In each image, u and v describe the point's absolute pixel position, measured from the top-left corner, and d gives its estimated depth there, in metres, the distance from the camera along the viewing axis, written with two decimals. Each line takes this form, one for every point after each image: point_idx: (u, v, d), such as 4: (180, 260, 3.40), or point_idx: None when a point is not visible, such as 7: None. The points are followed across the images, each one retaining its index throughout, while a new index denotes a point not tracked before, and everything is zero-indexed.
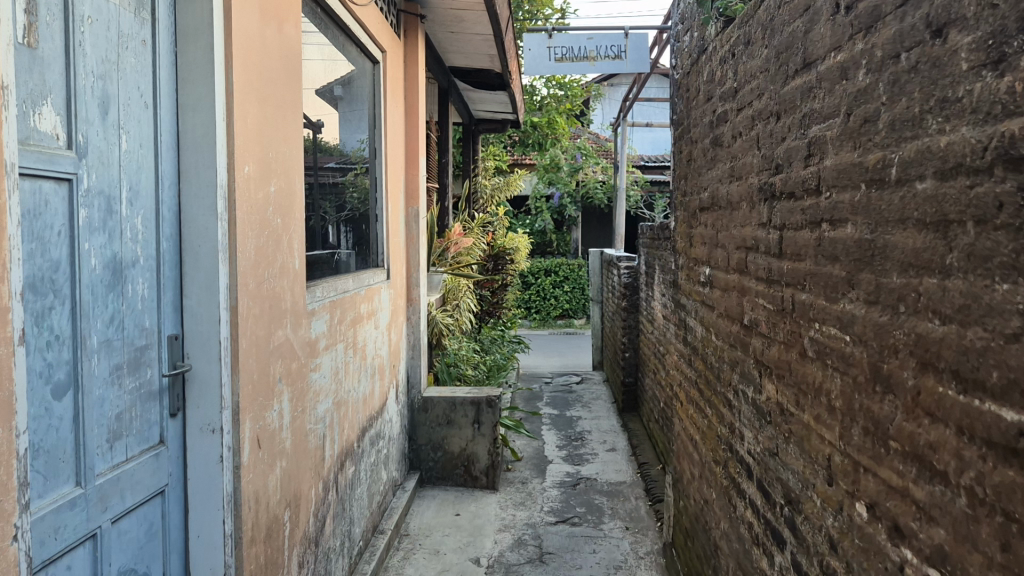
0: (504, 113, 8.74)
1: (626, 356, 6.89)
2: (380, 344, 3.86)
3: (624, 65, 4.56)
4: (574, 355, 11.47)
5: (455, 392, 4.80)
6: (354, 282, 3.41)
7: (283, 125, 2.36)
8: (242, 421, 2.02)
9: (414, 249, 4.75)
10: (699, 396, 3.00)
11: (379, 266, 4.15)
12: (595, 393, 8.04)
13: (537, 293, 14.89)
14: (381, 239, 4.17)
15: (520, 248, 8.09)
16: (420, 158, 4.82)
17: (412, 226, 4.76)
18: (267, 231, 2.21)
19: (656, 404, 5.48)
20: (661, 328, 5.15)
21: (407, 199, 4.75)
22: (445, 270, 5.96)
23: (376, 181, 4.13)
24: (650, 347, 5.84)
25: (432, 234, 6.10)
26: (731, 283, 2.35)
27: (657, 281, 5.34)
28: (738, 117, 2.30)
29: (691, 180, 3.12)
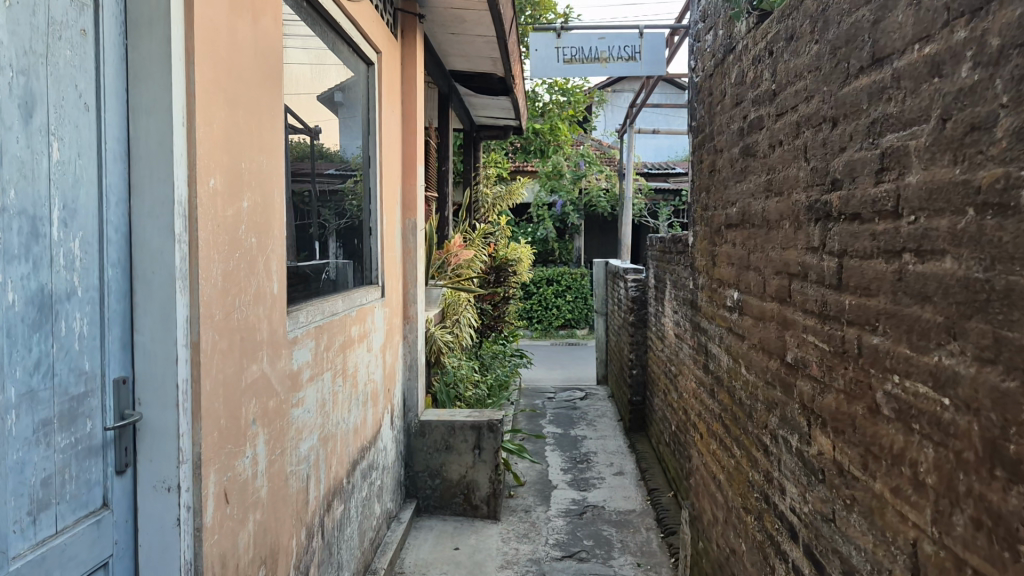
0: (506, 119, 8.47)
1: (634, 374, 6.60)
2: (373, 368, 3.58)
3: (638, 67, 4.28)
4: (578, 368, 11.19)
5: (454, 416, 4.52)
6: (345, 302, 3.13)
7: (258, 131, 2.08)
8: (205, 475, 1.74)
9: (410, 263, 4.47)
10: (722, 432, 2.71)
11: (374, 283, 3.86)
12: (600, 410, 7.75)
13: (538, 303, 14.62)
14: (376, 253, 3.88)
15: (522, 258, 7.81)
16: (418, 165, 4.54)
17: (409, 238, 4.49)
18: (238, 253, 1.93)
19: (667, 428, 5.19)
20: (674, 347, 4.86)
21: (404, 210, 4.47)
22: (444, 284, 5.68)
23: (371, 191, 3.85)
24: (660, 366, 5.56)
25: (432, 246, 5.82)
26: (767, 313, 2.07)
27: (669, 297, 5.05)
28: (778, 123, 2.02)
29: (714, 193, 2.84)
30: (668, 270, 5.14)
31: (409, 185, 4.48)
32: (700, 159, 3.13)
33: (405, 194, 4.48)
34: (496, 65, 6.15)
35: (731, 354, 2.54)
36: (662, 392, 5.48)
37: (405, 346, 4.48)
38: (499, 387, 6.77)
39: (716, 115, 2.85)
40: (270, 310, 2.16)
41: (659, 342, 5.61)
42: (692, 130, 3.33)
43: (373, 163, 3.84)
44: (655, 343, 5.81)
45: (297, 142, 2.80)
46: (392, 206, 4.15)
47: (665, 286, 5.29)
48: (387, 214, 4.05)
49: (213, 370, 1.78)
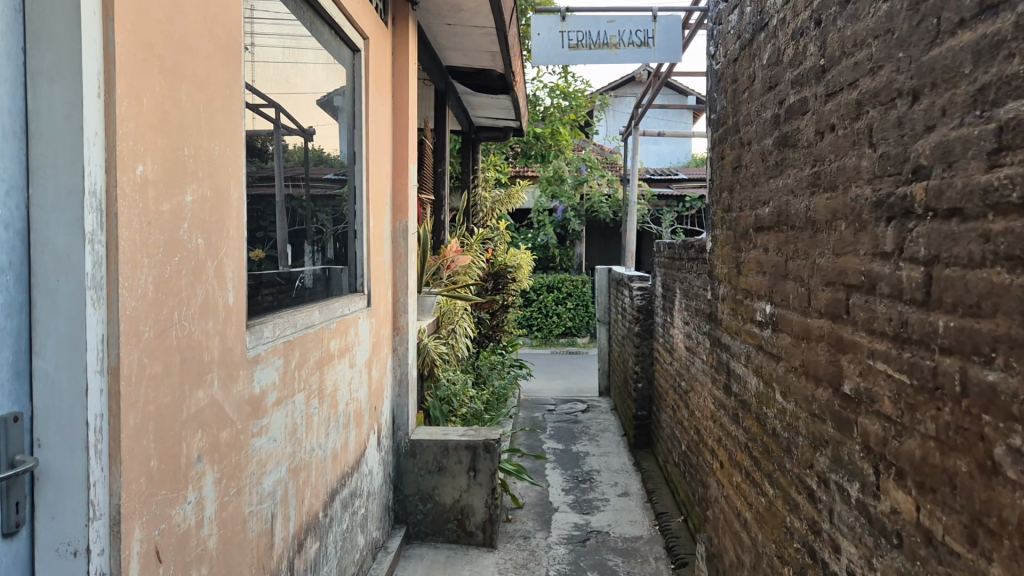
0: (506, 120, 8.16)
1: (640, 388, 6.27)
2: (356, 385, 3.24)
3: (650, 53, 3.96)
4: (579, 379, 10.86)
5: (447, 435, 4.21)
6: (323, 313, 2.80)
7: (209, 110, 1.75)
8: (128, 531, 1.40)
9: (401, 269, 4.15)
10: (749, 465, 2.38)
11: (359, 291, 3.52)
12: (603, 424, 7.42)
13: (538, 310, 14.30)
14: (362, 259, 3.55)
15: (522, 265, 7.48)
16: (409, 163, 4.21)
17: (399, 243, 4.15)
18: (178, 256, 1.60)
19: (677, 447, 4.85)
20: (685, 361, 4.53)
21: (395, 212, 4.13)
22: (438, 291, 5.35)
23: (356, 190, 3.51)
24: (669, 380, 5.22)
25: (426, 252, 5.50)
26: (814, 332, 1.74)
27: (680, 307, 4.71)
28: (830, 104, 1.69)
29: (740, 192, 2.52)
30: (678, 278, 4.81)
31: (400, 185, 4.14)
32: (722, 156, 2.81)
33: (395, 195, 4.14)
34: (496, 61, 5.83)
35: (762, 378, 2.21)
36: (671, 408, 5.14)
37: (394, 360, 4.15)
38: (498, 400, 6.44)
39: (741, 103, 2.53)
40: (222, 324, 1.82)
41: (668, 355, 5.28)
42: (712, 122, 3.01)
43: (359, 160, 3.51)
44: (664, 355, 5.48)
45: (292, 148, 2.75)
46: (380, 208, 3.81)
47: (674, 296, 4.97)
48: (375, 216, 3.71)
49: (141, 401, 1.44)
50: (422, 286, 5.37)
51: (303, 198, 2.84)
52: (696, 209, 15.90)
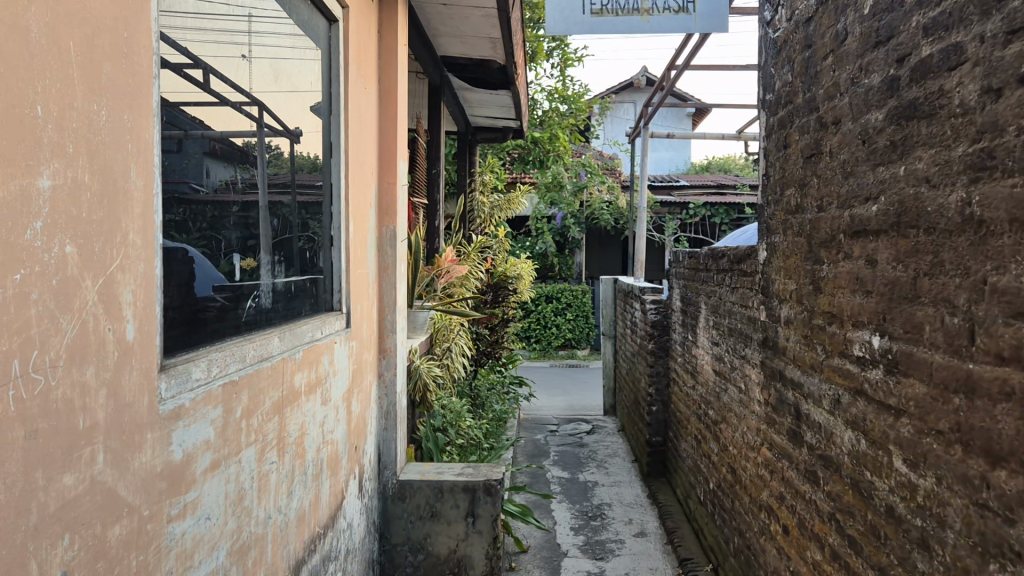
0: (506, 119, 7.65)
1: (654, 411, 5.72)
2: (331, 425, 2.67)
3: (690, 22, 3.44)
4: (581, 395, 10.30)
5: (442, 474, 3.65)
6: (286, 339, 2.23)
7: (90, 54, 1.18)
8: None
9: (388, 283, 3.57)
10: (839, 545, 1.82)
11: (338, 310, 2.94)
12: (611, 449, 6.86)
13: (537, 321, 13.72)
14: (341, 271, 2.96)
15: (523, 276, 6.92)
16: (398, 160, 3.63)
17: (385, 251, 3.57)
18: (25, 267, 1.03)
19: (703, 483, 4.29)
20: (716, 387, 3.97)
21: (381, 216, 3.56)
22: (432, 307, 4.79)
23: (334, 188, 2.93)
24: (693, 407, 4.67)
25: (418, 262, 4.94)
26: (988, 385, 1.18)
27: (709, 324, 4.16)
28: (1017, 44, 1.12)
29: (820, 188, 1.97)
30: (705, 291, 4.25)
31: (387, 185, 3.57)
32: (788, 145, 2.25)
33: (380, 197, 3.56)
34: (496, 49, 5.27)
35: (865, 434, 1.65)
36: (695, 438, 4.59)
37: (380, 388, 3.57)
38: (498, 425, 5.87)
39: (821, 74, 1.97)
40: (112, 372, 1.25)
41: (691, 378, 4.73)
42: (769, 103, 2.45)
43: (339, 152, 2.93)
44: (685, 379, 4.93)
45: (274, 150, 2.33)
46: (362, 211, 3.23)
47: (700, 311, 4.42)
48: (356, 220, 3.13)
49: None
50: (413, 300, 4.81)
51: (288, 205, 2.43)
52: (700, 217, 15.35)
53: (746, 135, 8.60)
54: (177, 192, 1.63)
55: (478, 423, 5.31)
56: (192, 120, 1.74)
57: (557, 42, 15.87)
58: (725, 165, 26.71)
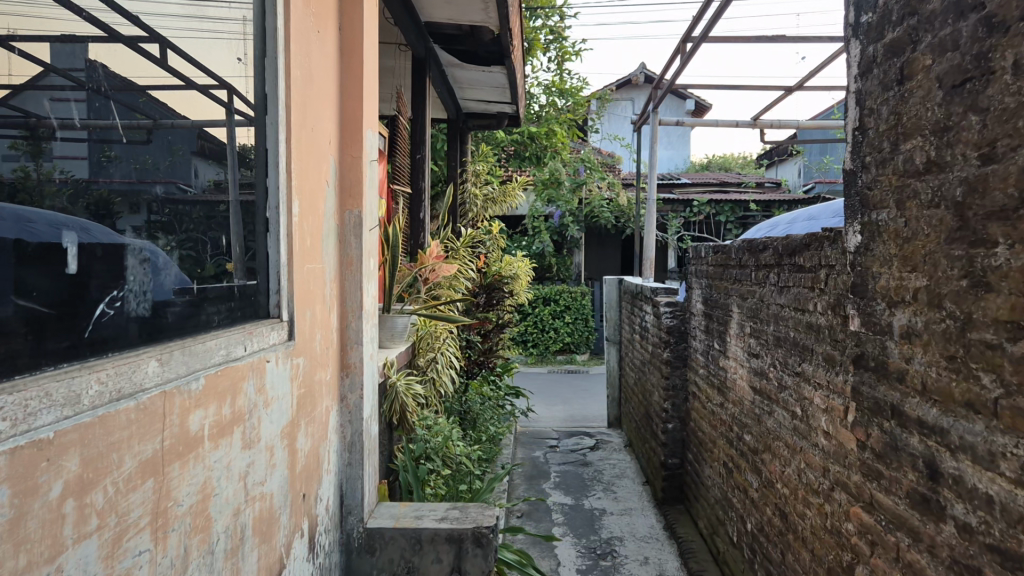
0: (500, 102, 6.99)
1: (669, 429, 5.03)
2: (261, 474, 1.96)
3: None
4: (581, 404, 9.61)
5: (420, 520, 2.96)
6: (176, 361, 1.52)
7: None
8: None
9: (352, 281, 2.87)
10: None
11: (278, 317, 2.22)
12: (619, 470, 6.18)
13: (534, 325, 13.00)
14: (283, 266, 2.24)
15: (520, 275, 6.20)
16: (364, 129, 2.93)
17: (346, 242, 2.87)
18: None
19: (736, 522, 3.61)
20: (756, 408, 3.27)
21: (342, 199, 2.85)
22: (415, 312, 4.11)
23: (272, 155, 2.20)
24: (721, 430, 3.98)
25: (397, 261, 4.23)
26: None
27: (746, 331, 3.46)
28: None
29: (985, 131, 1.27)
30: (740, 291, 3.56)
31: (350, 161, 2.87)
32: (907, 77, 1.56)
33: (342, 175, 2.86)
34: (488, 13, 4.57)
35: None
36: (724, 465, 3.90)
37: (342, 415, 2.87)
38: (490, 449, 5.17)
39: None
40: None
41: (718, 393, 4.04)
42: (864, 28, 1.77)
43: (283, 109, 2.23)
44: (710, 394, 4.25)
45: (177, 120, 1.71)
46: (315, 190, 2.53)
47: (732, 314, 3.73)
48: (306, 201, 2.43)
49: None
50: (391, 304, 4.12)
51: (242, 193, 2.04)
52: (704, 215, 14.65)
53: (761, 122, 7.89)
54: (155, 190, 1.59)
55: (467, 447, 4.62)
56: (162, 109, 1.66)
57: (554, 34, 15.17)
58: (726, 164, 26.04)
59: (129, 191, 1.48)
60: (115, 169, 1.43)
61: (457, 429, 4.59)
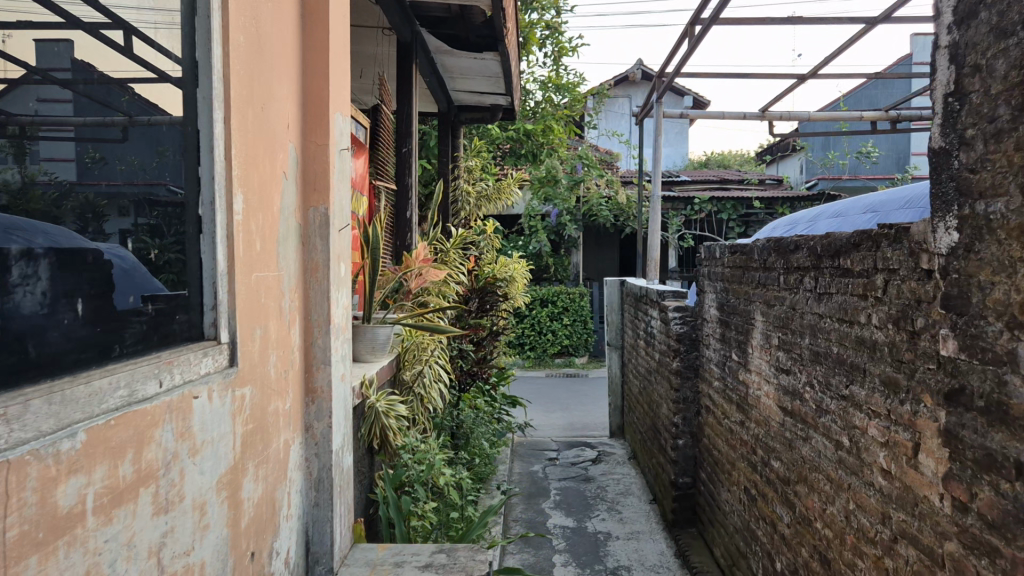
0: (493, 92, 6.57)
1: (680, 446, 4.61)
2: (185, 543, 1.54)
3: None
4: (582, 411, 9.21)
5: (401, 567, 2.55)
6: (36, 418, 1.09)
7: None
8: None
9: (316, 292, 2.46)
10: None
11: (218, 340, 1.80)
12: (623, 486, 5.77)
13: (531, 328, 12.58)
14: (224, 276, 1.82)
15: (515, 278, 5.78)
16: (331, 113, 2.50)
17: (311, 245, 2.46)
18: None
19: (761, 558, 3.20)
20: (788, 432, 2.86)
21: (303, 195, 2.43)
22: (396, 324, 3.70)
23: (205, 140, 1.77)
24: (741, 451, 3.58)
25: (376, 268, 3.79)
26: None
27: (774, 342, 3.05)
28: None
29: None
30: (765, 297, 3.15)
31: (315, 150, 2.45)
32: None
33: (305, 165, 2.44)
34: None
35: None
36: (745, 491, 3.49)
37: (307, 447, 2.45)
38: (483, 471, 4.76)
39: None
40: None
41: (739, 411, 3.62)
42: None
43: (225, 82, 1.81)
44: (728, 411, 3.84)
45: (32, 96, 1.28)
46: (269, 184, 2.11)
47: (755, 322, 3.32)
48: (256, 197, 2.01)
49: None
50: (369, 317, 3.71)
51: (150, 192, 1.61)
52: (705, 213, 14.26)
53: (770, 114, 7.48)
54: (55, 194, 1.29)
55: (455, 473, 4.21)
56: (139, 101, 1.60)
57: (550, 29, 14.75)
58: (724, 161, 25.68)
59: (89, 193, 1.41)
60: (100, 169, 1.44)
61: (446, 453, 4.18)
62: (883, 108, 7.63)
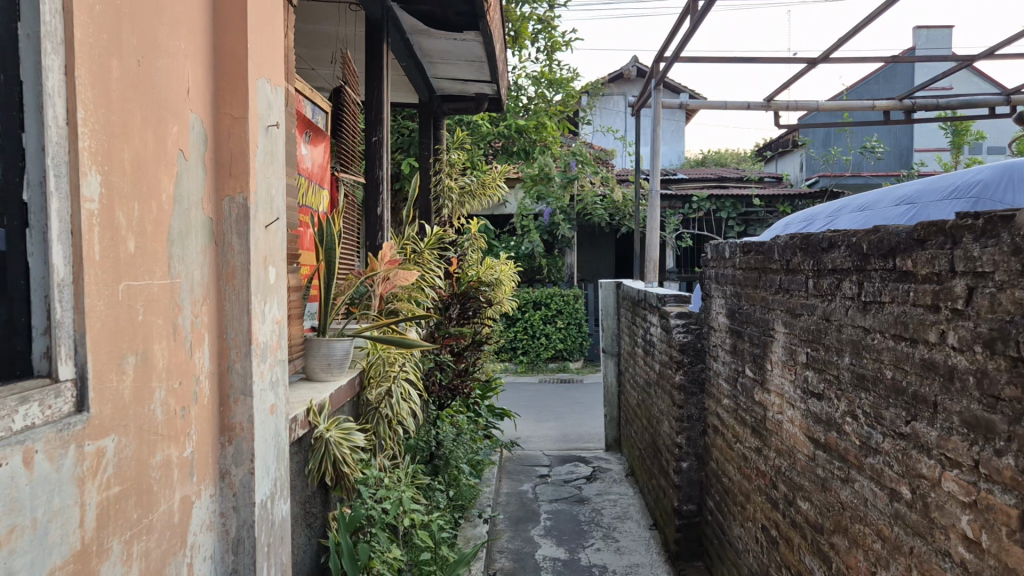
0: (477, 78, 6.08)
1: (683, 469, 4.12)
2: None
3: None
4: (576, 421, 8.72)
5: None
6: None
7: None
8: None
9: (232, 304, 1.95)
10: None
11: (53, 378, 1.28)
12: (621, 509, 5.27)
13: (524, 331, 12.09)
14: (65, 288, 1.30)
15: (501, 282, 5.30)
16: (252, 79, 1.99)
17: (225, 245, 1.95)
18: None
19: None
20: (820, 470, 2.36)
21: (213, 182, 1.92)
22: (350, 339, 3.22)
23: (30, 99, 1.25)
24: (757, 483, 3.08)
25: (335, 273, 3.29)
26: None
27: (800, 359, 2.54)
28: None
29: None
30: (789, 305, 2.65)
31: (230, 125, 1.94)
32: None
33: (215, 143, 1.93)
34: None
35: None
36: (763, 532, 2.98)
37: (222, 500, 1.95)
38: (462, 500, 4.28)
39: None
40: None
41: (754, 437, 3.12)
42: None
43: (69, 17, 1.30)
44: (742, 435, 3.33)
45: None
46: (156, 164, 1.60)
47: (776, 335, 2.82)
48: (131, 179, 1.50)
49: None
50: (323, 331, 3.22)
51: None
52: (704, 212, 13.78)
53: (775, 104, 7.00)
54: None
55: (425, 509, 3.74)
56: None
57: (542, 23, 14.25)
58: (721, 159, 25.20)
59: None
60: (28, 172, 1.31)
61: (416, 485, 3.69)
62: (894, 97, 7.15)
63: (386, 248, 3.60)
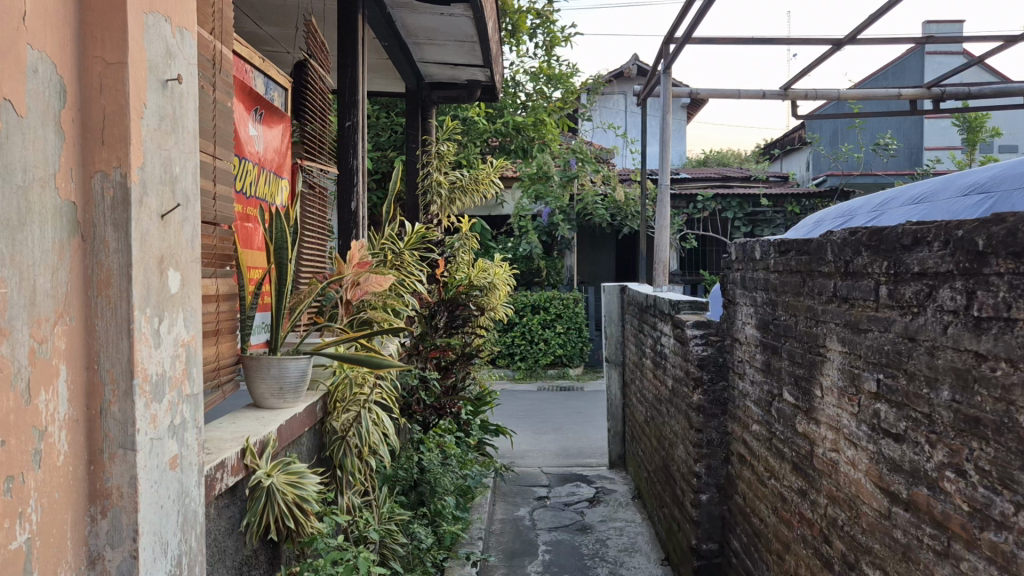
0: (469, 62, 5.56)
1: (701, 503, 3.57)
2: None
3: None
4: (579, 433, 8.17)
5: None
6: None
7: None
8: None
9: (106, 323, 1.41)
10: None
11: None
12: (628, 540, 4.72)
13: (522, 336, 11.54)
14: None
15: (496, 286, 4.72)
16: (138, 11, 1.45)
17: (97, 240, 1.41)
18: None
19: None
20: (898, 534, 1.81)
21: (75, 154, 1.38)
22: (305, 358, 2.68)
23: None
24: (800, 533, 2.53)
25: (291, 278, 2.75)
26: None
27: (867, 389, 2.00)
28: None
29: None
30: (850, 319, 2.11)
31: (101, 73, 1.40)
32: None
33: (81, 99, 1.39)
34: None
35: None
36: None
37: None
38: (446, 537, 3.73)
39: None
40: None
41: (796, 476, 2.58)
42: None
43: None
44: (779, 471, 2.79)
45: None
46: None
47: (829, 355, 2.28)
48: None
49: None
50: (275, 349, 2.68)
51: None
52: (709, 211, 13.24)
53: (793, 93, 6.44)
54: None
55: (400, 552, 3.19)
56: None
57: (541, 17, 13.71)
58: (724, 159, 24.65)
59: None
60: None
61: (389, 527, 3.15)
62: (922, 85, 6.58)
63: (353, 248, 3.08)
